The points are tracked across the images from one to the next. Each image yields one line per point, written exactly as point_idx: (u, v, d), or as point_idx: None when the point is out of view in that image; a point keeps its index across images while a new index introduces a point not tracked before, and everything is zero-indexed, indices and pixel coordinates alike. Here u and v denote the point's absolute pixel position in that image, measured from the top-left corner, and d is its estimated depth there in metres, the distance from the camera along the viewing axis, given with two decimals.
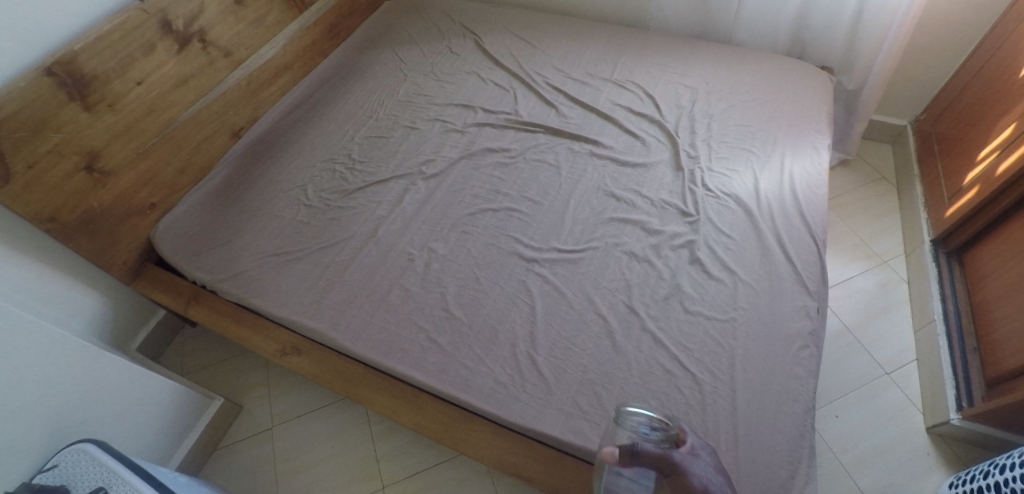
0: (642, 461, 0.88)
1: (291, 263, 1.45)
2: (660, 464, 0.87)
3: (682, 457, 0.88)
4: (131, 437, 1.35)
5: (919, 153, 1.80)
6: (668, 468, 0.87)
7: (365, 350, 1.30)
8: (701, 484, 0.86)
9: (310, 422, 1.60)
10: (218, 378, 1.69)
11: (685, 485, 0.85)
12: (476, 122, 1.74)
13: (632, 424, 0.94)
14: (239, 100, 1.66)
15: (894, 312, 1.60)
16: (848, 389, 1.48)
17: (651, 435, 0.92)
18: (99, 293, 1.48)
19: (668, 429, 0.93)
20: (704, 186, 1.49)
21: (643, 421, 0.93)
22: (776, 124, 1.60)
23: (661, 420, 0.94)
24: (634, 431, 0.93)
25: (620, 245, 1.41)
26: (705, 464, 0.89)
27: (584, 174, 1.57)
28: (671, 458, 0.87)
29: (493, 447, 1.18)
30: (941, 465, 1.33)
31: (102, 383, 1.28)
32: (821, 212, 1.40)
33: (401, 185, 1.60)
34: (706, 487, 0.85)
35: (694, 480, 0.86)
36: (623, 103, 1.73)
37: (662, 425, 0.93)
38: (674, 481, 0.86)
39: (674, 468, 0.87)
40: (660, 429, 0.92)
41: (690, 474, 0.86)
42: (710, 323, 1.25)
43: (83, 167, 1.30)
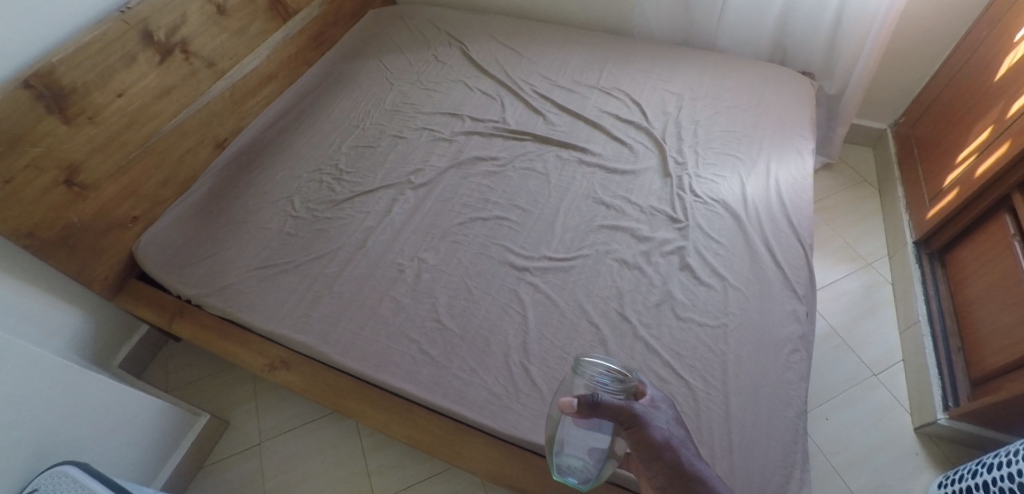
0: (601, 413, 0.78)
1: (279, 276, 1.42)
2: (621, 416, 0.79)
3: (644, 410, 0.80)
4: (115, 458, 1.31)
5: (900, 157, 1.84)
6: (628, 421, 0.80)
7: (356, 364, 1.28)
8: (663, 438, 0.80)
9: (299, 437, 1.57)
10: (204, 394, 1.66)
11: (645, 438, 0.79)
12: (464, 130, 1.74)
13: (591, 374, 0.82)
14: (223, 111, 1.64)
15: (880, 313, 1.62)
16: (838, 391, 1.50)
17: (611, 387, 0.81)
18: (79, 309, 1.45)
19: (629, 382, 0.83)
20: (692, 192, 1.50)
21: (603, 371, 0.82)
22: (761, 129, 1.62)
23: (621, 372, 0.82)
24: (591, 381, 0.82)
25: (611, 252, 1.42)
26: (665, 416, 0.83)
27: (573, 182, 1.58)
28: (633, 410, 0.79)
29: (488, 458, 1.17)
30: (929, 465, 1.35)
31: (84, 403, 1.24)
32: (807, 216, 1.42)
33: (389, 195, 1.59)
34: (667, 441, 0.80)
35: (654, 434, 0.80)
36: (610, 110, 1.74)
37: (622, 376, 0.82)
38: (633, 433, 0.80)
39: (636, 421, 0.79)
40: (621, 382, 0.82)
41: (652, 427, 0.80)
42: (702, 329, 1.26)
43: (62, 182, 1.27)
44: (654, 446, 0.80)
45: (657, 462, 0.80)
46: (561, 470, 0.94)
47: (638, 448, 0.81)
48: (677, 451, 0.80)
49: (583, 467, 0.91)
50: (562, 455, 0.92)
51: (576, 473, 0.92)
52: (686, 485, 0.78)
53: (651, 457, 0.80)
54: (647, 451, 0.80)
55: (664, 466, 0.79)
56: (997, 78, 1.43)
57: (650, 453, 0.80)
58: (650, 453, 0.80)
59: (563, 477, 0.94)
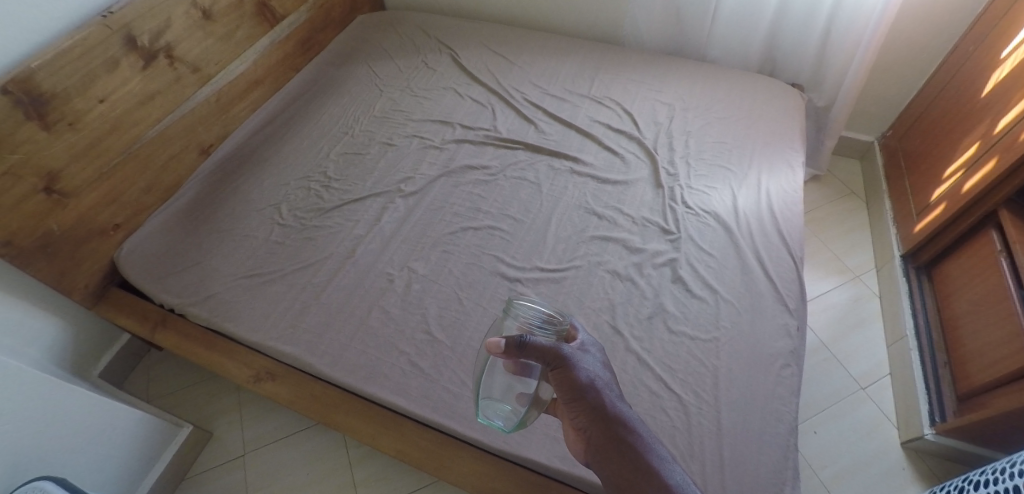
0: (529, 353, 0.81)
1: (265, 286, 1.40)
2: (547, 357, 0.82)
3: (571, 351, 0.83)
4: (92, 473, 1.27)
5: (887, 169, 1.86)
6: (555, 361, 0.82)
7: (344, 376, 1.26)
8: (588, 380, 0.82)
9: (285, 448, 1.54)
10: (187, 405, 1.62)
11: (570, 379, 0.81)
12: (455, 138, 1.72)
13: (525, 316, 0.87)
14: (208, 116, 1.61)
15: (867, 326, 1.64)
16: (826, 404, 1.51)
17: (542, 330, 0.86)
18: (58, 319, 1.40)
19: (559, 325, 0.88)
20: (684, 204, 1.50)
21: (537, 314, 0.87)
22: (751, 140, 1.63)
23: (553, 316, 0.88)
24: (524, 322, 0.87)
25: (603, 263, 1.41)
26: (593, 360, 0.86)
27: (565, 191, 1.57)
28: (560, 351, 0.82)
29: (477, 472, 1.15)
30: (917, 479, 1.36)
31: (62, 417, 1.21)
32: (797, 229, 1.43)
33: (379, 203, 1.57)
34: (591, 383, 0.82)
35: (579, 375, 0.82)
36: (601, 119, 1.73)
37: (553, 320, 0.88)
38: (559, 374, 0.82)
39: (562, 361, 0.82)
40: (551, 325, 0.87)
41: (576, 368, 0.82)
42: (694, 343, 1.26)
43: (41, 189, 1.23)
44: (578, 386, 0.81)
45: (579, 402, 0.81)
46: (487, 413, 1.00)
47: (563, 389, 0.82)
48: (601, 393, 0.82)
49: (507, 411, 0.98)
50: (489, 404, 1.00)
51: (500, 416, 0.99)
52: (607, 425, 0.80)
53: (575, 397, 0.81)
54: (571, 392, 0.82)
55: (586, 406, 0.81)
56: (984, 93, 1.45)
57: (574, 394, 0.81)
58: (574, 393, 0.82)
59: (489, 419, 1.00)
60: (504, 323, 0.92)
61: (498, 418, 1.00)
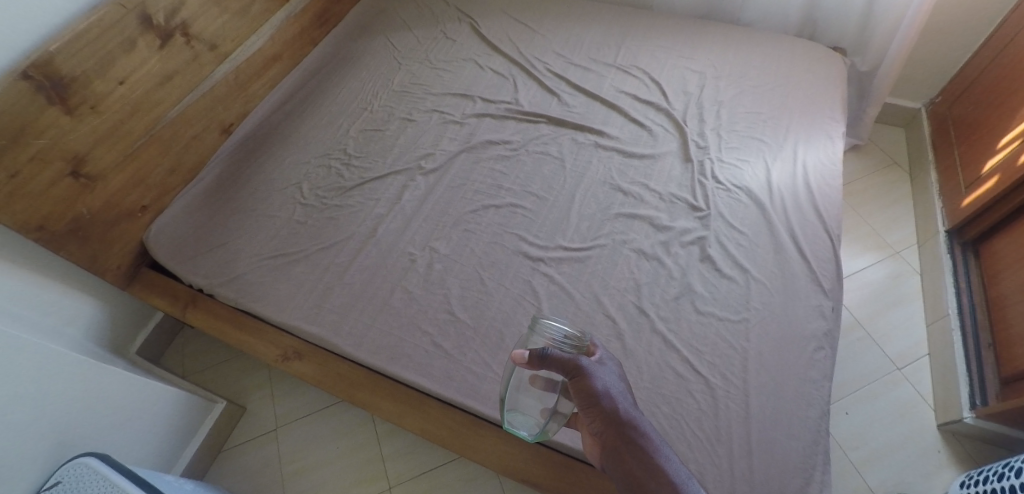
0: (551, 365, 0.82)
1: (289, 266, 1.40)
2: (567, 367, 0.82)
3: (589, 362, 0.83)
4: (135, 449, 1.33)
5: (934, 138, 1.75)
6: (573, 371, 0.82)
7: (368, 355, 1.27)
8: (604, 389, 0.81)
9: (314, 423, 1.58)
10: (219, 380, 1.67)
11: (586, 388, 0.81)
12: (475, 112, 1.67)
13: (548, 334, 0.87)
14: (228, 95, 1.59)
15: (906, 305, 1.57)
16: (859, 384, 1.46)
17: (565, 345, 0.86)
18: (94, 299, 1.44)
19: (580, 341, 0.87)
20: (714, 178, 1.44)
21: (558, 331, 0.87)
22: (788, 110, 1.54)
23: (574, 333, 0.87)
24: (548, 340, 0.87)
25: (629, 242, 1.37)
26: (611, 372, 0.85)
27: (589, 167, 1.52)
28: (578, 362, 0.82)
29: (501, 452, 1.16)
30: (952, 462, 1.33)
31: (101, 396, 1.25)
32: (835, 204, 1.36)
33: (399, 181, 1.55)
34: (608, 392, 0.81)
35: (595, 384, 0.81)
36: (628, 89, 1.66)
37: (576, 336, 0.87)
38: (576, 383, 0.82)
39: (579, 372, 0.82)
40: (573, 341, 0.86)
41: (594, 377, 0.82)
42: (722, 323, 1.23)
43: (69, 172, 1.24)
44: (593, 394, 0.81)
45: (595, 410, 0.81)
46: (512, 422, 0.99)
47: (579, 397, 0.82)
48: (617, 401, 0.81)
49: (532, 421, 0.97)
50: (512, 394, 0.98)
51: (525, 425, 0.98)
52: (620, 431, 0.78)
53: (591, 405, 0.81)
54: (587, 400, 0.81)
55: (601, 414, 0.80)
56: None
57: (589, 402, 0.81)
58: (590, 401, 0.81)
59: (513, 429, 0.99)
60: (529, 339, 0.92)
61: (522, 427, 0.99)
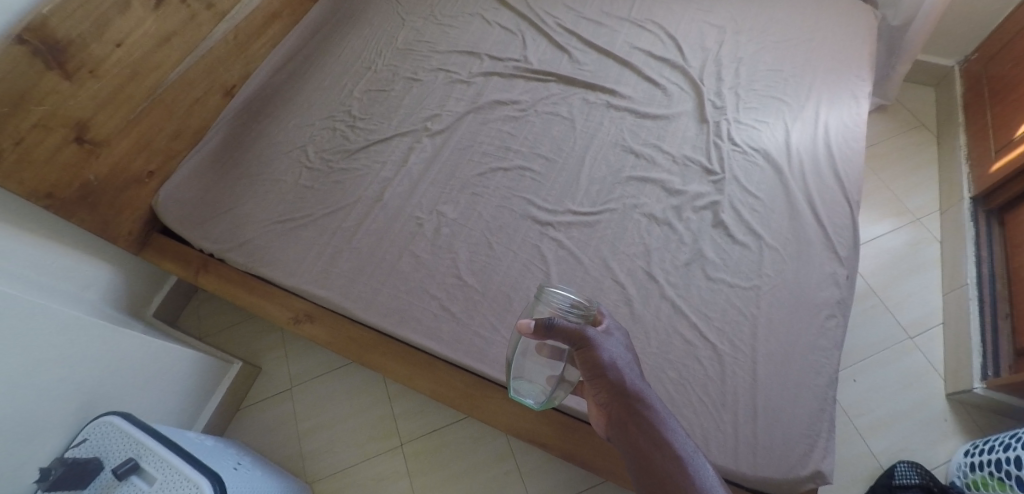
0: (557, 335, 0.80)
1: (296, 231, 1.40)
2: (573, 338, 0.80)
3: (596, 332, 0.81)
4: (157, 407, 1.38)
5: (966, 98, 1.65)
6: (579, 342, 0.80)
7: (378, 318, 1.28)
8: (611, 360, 0.80)
9: (328, 382, 1.63)
10: (235, 340, 1.71)
11: (592, 359, 0.79)
12: (482, 71, 1.61)
13: (554, 302, 0.84)
14: (228, 55, 1.55)
15: (924, 272, 1.53)
16: (871, 350, 1.45)
17: (571, 314, 0.83)
18: (110, 263, 1.46)
19: (587, 309, 0.84)
20: (730, 140, 1.39)
21: (564, 298, 0.84)
22: (811, 69, 1.47)
23: (581, 301, 0.84)
24: (554, 309, 0.84)
25: (640, 206, 1.34)
26: (617, 342, 0.83)
27: (601, 128, 1.47)
28: (584, 333, 0.79)
29: (509, 415, 1.18)
30: (960, 428, 1.33)
31: (121, 358, 1.29)
32: (856, 168, 1.31)
33: (406, 142, 1.52)
34: (614, 364, 0.80)
35: (601, 355, 0.79)
36: (642, 46, 1.58)
37: (582, 304, 0.84)
38: (582, 354, 0.80)
39: (586, 343, 0.80)
40: (580, 309, 0.83)
41: (600, 348, 0.80)
42: (732, 291, 1.21)
43: (73, 139, 1.23)
44: (599, 366, 0.79)
45: (601, 381, 0.79)
46: (519, 390, 1.00)
47: (585, 368, 0.81)
48: (623, 373, 0.79)
49: (538, 389, 0.97)
50: (518, 365, 0.98)
51: (531, 393, 0.99)
52: (627, 403, 0.77)
53: (597, 376, 0.80)
54: (593, 371, 0.80)
55: (607, 385, 0.79)
56: None
57: (595, 373, 0.80)
58: (596, 372, 0.80)
59: (520, 396, 1.00)
60: (534, 307, 0.89)
61: (528, 395, 1.00)
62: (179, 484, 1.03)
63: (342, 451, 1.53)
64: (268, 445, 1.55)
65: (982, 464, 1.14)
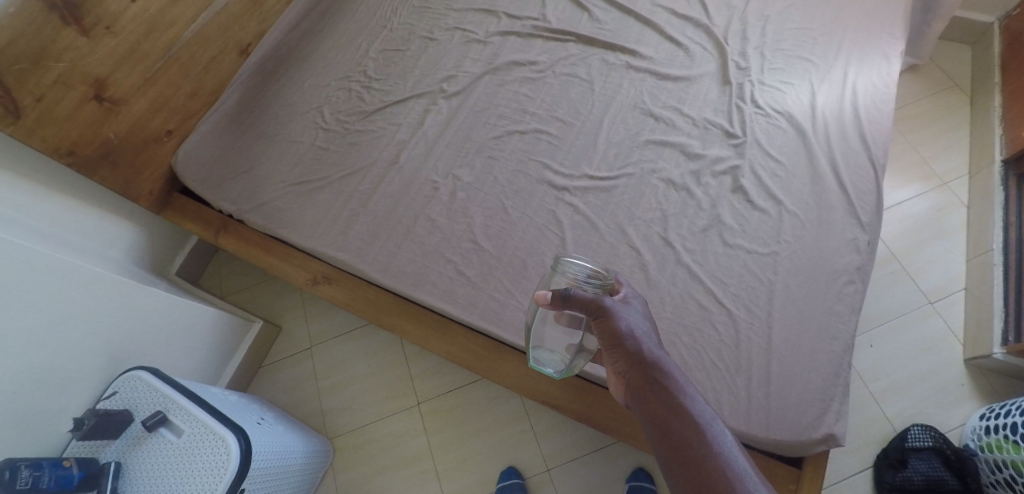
0: (573, 305, 0.81)
1: (313, 193, 1.41)
2: (590, 308, 0.81)
3: (613, 302, 0.81)
4: (183, 363, 1.42)
5: (1005, 56, 1.58)
6: (596, 311, 0.81)
7: (394, 281, 1.29)
8: (628, 329, 0.79)
9: (346, 342, 1.66)
10: (255, 300, 1.74)
11: (610, 328, 0.80)
12: (499, 30, 1.58)
13: (571, 273, 0.85)
14: (243, 12, 1.52)
15: (948, 238, 1.50)
16: (889, 317, 1.44)
17: (588, 285, 0.84)
18: (132, 223, 1.48)
19: (604, 279, 0.84)
20: (753, 102, 1.35)
21: (581, 270, 0.84)
22: (842, 27, 1.42)
23: (598, 271, 0.84)
24: (571, 279, 0.85)
25: (658, 171, 1.32)
26: (636, 311, 0.83)
27: (620, 90, 1.44)
28: (601, 302, 0.80)
29: (523, 377, 1.20)
30: (974, 396, 1.33)
31: (148, 315, 1.33)
32: (884, 132, 1.27)
33: (421, 104, 1.50)
34: (632, 333, 0.79)
35: (619, 324, 0.80)
36: (665, 3, 1.53)
37: (600, 274, 0.85)
38: (600, 323, 0.81)
39: (603, 312, 0.80)
40: (597, 280, 0.84)
41: (618, 317, 0.80)
42: (750, 257, 1.20)
43: (93, 97, 1.23)
44: (617, 334, 0.79)
45: (618, 350, 0.79)
46: (538, 360, 1.00)
47: (603, 337, 0.81)
48: (641, 341, 0.79)
49: (557, 358, 0.98)
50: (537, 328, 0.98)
51: (551, 363, 0.99)
52: (644, 371, 0.77)
53: (615, 345, 0.79)
54: (610, 340, 0.80)
55: (625, 354, 0.78)
56: None
57: (613, 342, 0.79)
58: (613, 341, 0.79)
59: (539, 366, 1.01)
60: (551, 279, 0.89)
61: (548, 364, 1.00)
62: (205, 436, 1.07)
63: (360, 409, 1.57)
64: (289, 402, 1.60)
65: (997, 428, 1.14)
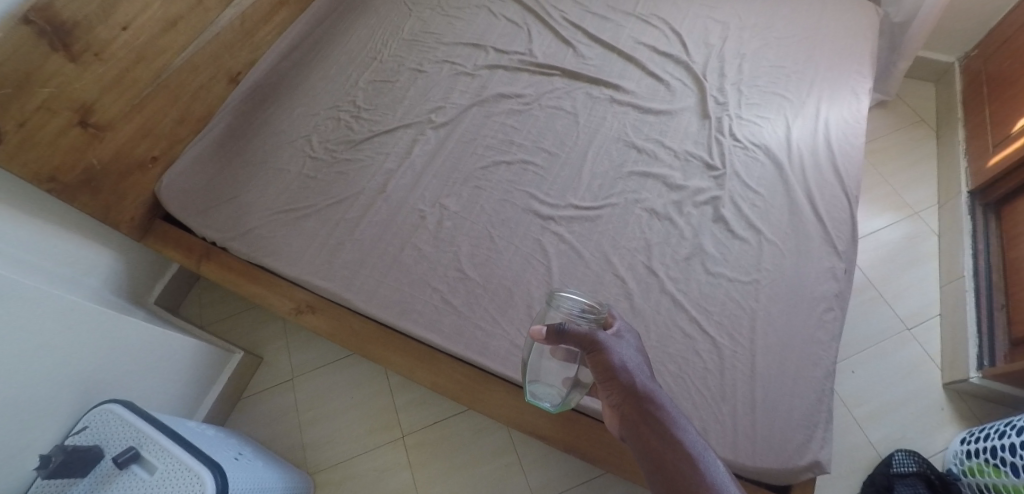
0: (568, 340, 0.81)
1: (299, 221, 1.40)
2: (584, 343, 0.81)
3: (606, 336, 0.81)
4: (158, 395, 1.37)
5: (966, 94, 1.68)
6: (590, 346, 0.80)
7: (379, 310, 1.28)
8: (621, 363, 0.79)
9: (328, 373, 1.63)
10: (235, 330, 1.71)
11: (603, 362, 0.79)
12: (487, 63, 1.62)
13: (565, 307, 0.86)
14: (235, 42, 1.54)
15: (921, 265, 1.56)
16: (868, 343, 1.47)
17: (582, 319, 0.84)
18: (110, 250, 1.44)
19: (599, 313, 0.85)
20: (731, 136, 1.40)
21: (575, 305, 0.86)
22: (814, 65, 1.49)
23: (592, 305, 0.85)
24: (565, 313, 0.86)
25: (641, 201, 1.35)
26: (628, 345, 0.83)
27: (604, 122, 1.48)
28: (594, 337, 0.80)
29: (510, 407, 1.19)
30: (952, 421, 1.35)
31: (124, 345, 1.29)
32: (856, 164, 1.33)
33: (410, 134, 1.52)
34: (625, 366, 0.79)
35: (612, 358, 0.80)
36: (647, 41, 1.60)
37: (594, 309, 0.86)
38: (594, 357, 0.81)
39: (596, 346, 0.80)
40: (592, 314, 0.85)
41: (611, 352, 0.80)
42: (732, 285, 1.22)
43: (77, 122, 1.22)
44: (610, 368, 0.79)
45: (612, 383, 0.79)
46: (535, 394, 1.00)
47: (597, 371, 0.81)
48: (634, 374, 0.79)
49: (553, 391, 0.98)
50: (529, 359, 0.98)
51: (547, 396, 0.99)
52: (638, 404, 0.76)
53: (609, 379, 0.79)
54: (604, 374, 0.79)
55: (618, 387, 0.78)
56: None
57: (607, 376, 0.79)
58: (607, 375, 0.79)
59: (536, 400, 1.00)
60: (546, 313, 0.91)
61: (545, 398, 1.00)
62: (180, 474, 1.02)
63: (342, 443, 1.53)
64: (267, 436, 1.55)
65: (979, 451, 1.16)
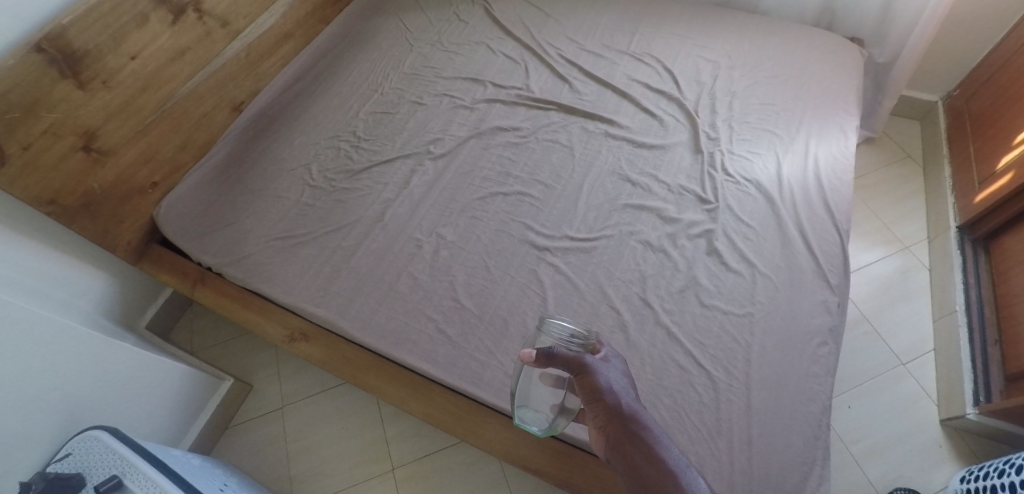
0: (557, 364, 0.81)
1: (296, 248, 1.41)
2: (572, 366, 0.80)
3: (594, 359, 0.81)
4: (144, 422, 1.35)
5: (950, 131, 1.73)
6: (578, 369, 0.80)
7: (374, 340, 1.27)
8: (608, 385, 0.79)
9: (320, 403, 1.61)
10: (227, 357, 1.69)
11: (590, 384, 0.79)
12: (485, 97, 1.67)
13: (554, 333, 0.86)
14: (239, 73, 1.59)
15: (913, 299, 1.57)
16: (863, 378, 1.47)
17: (571, 344, 0.84)
18: (104, 274, 1.45)
19: (587, 339, 0.85)
20: (723, 170, 1.43)
21: (566, 330, 0.85)
22: (802, 102, 1.54)
23: (581, 331, 0.85)
24: (555, 339, 0.85)
25: (635, 233, 1.37)
26: (615, 369, 0.83)
27: (599, 156, 1.52)
28: (582, 359, 0.80)
29: (503, 439, 1.17)
30: (951, 460, 1.33)
31: (114, 371, 1.28)
32: (845, 199, 1.35)
33: (408, 165, 1.55)
34: (611, 389, 0.79)
35: (599, 380, 0.79)
36: (640, 78, 1.65)
37: (583, 335, 0.86)
38: (581, 380, 0.80)
39: (583, 369, 0.80)
40: (580, 339, 0.85)
41: (599, 374, 0.80)
42: (727, 317, 1.22)
43: (80, 147, 1.24)
44: (597, 390, 0.79)
45: (599, 406, 0.78)
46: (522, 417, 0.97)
47: (584, 394, 0.80)
48: (621, 397, 0.78)
49: (542, 416, 0.96)
50: (522, 389, 0.97)
51: (536, 421, 0.96)
52: (624, 426, 0.76)
53: (596, 402, 0.79)
54: (591, 397, 0.79)
55: (605, 410, 0.78)
56: None
57: (594, 399, 0.79)
58: (594, 398, 0.79)
59: (523, 423, 0.97)
60: (538, 340, 0.91)
61: (532, 423, 0.97)
62: None
63: (331, 475, 1.49)
64: (254, 467, 1.52)
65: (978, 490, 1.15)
